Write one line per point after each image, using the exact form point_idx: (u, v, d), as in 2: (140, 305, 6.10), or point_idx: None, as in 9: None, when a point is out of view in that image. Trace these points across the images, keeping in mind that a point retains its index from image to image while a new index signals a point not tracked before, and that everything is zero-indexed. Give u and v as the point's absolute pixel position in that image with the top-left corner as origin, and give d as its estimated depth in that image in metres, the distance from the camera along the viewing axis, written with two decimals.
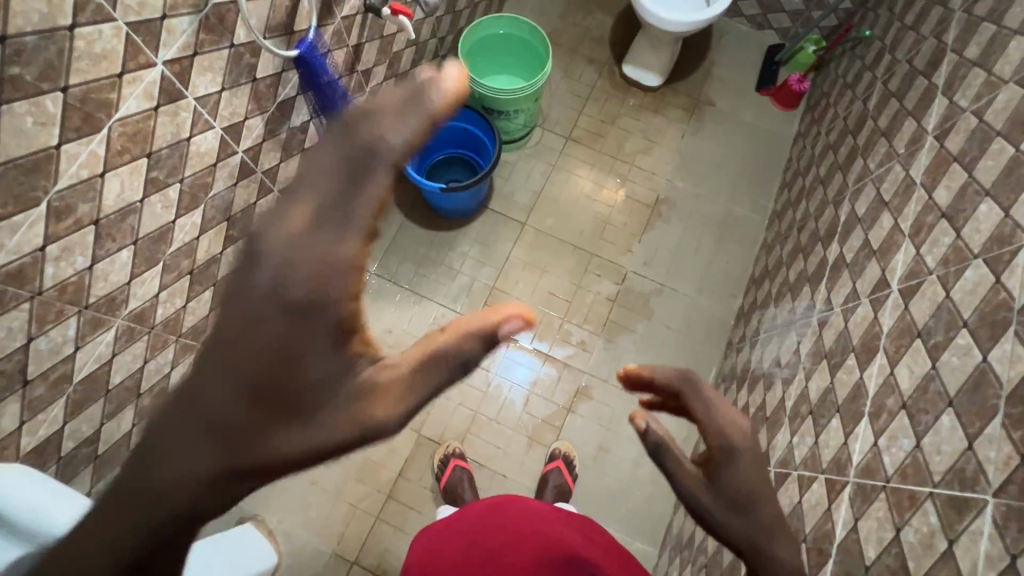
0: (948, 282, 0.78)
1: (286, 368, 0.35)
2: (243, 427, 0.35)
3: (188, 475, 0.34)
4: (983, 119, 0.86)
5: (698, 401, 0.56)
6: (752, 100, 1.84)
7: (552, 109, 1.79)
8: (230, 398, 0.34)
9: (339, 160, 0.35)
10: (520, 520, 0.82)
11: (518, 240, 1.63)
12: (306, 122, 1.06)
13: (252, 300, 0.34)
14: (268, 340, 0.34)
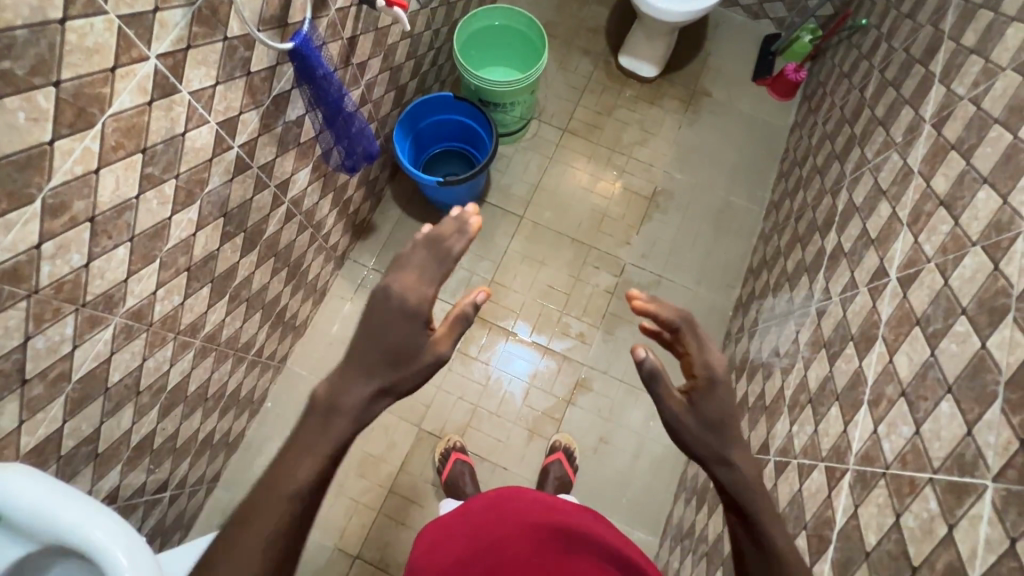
0: (946, 270, 0.78)
1: (396, 344, 0.70)
2: (376, 374, 0.69)
3: (353, 404, 0.68)
4: (980, 106, 0.86)
5: (689, 337, 0.76)
6: (749, 90, 1.84)
7: (548, 101, 1.78)
8: (371, 362, 0.69)
9: (424, 257, 0.79)
10: (528, 514, 0.82)
11: (516, 233, 1.63)
12: (302, 116, 1.05)
13: (384, 314, 0.72)
14: (390, 333, 0.71)
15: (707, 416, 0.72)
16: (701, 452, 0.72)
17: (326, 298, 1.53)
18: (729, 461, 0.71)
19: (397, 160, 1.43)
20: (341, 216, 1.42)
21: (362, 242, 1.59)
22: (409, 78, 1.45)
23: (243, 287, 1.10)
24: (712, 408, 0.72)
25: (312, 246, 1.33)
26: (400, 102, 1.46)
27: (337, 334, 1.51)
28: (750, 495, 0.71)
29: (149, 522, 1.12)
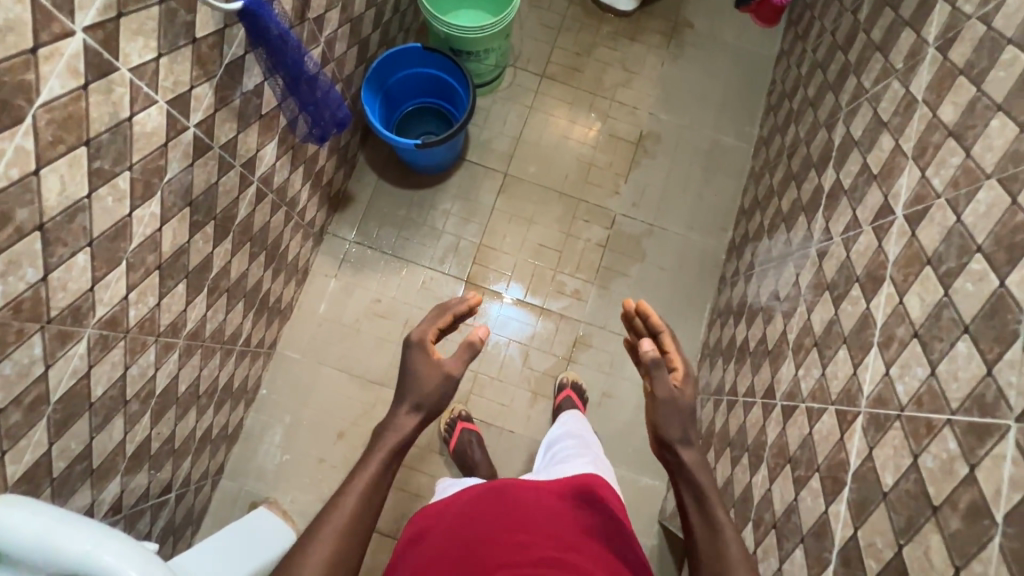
0: (958, 206, 0.76)
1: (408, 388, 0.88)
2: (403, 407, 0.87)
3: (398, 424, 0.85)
4: (991, 26, 0.81)
5: (669, 339, 0.97)
6: (731, 18, 1.73)
7: (522, 44, 1.66)
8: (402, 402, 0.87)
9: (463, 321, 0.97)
10: (522, 505, 0.81)
11: (501, 192, 1.55)
12: (262, 85, 0.94)
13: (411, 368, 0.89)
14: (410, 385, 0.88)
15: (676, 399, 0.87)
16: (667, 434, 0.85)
17: (309, 276, 1.46)
18: (690, 441, 0.85)
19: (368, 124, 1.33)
20: (314, 190, 1.32)
21: (339, 214, 1.51)
22: (372, 29, 1.32)
23: (221, 278, 1.03)
24: (677, 406, 0.87)
25: (288, 226, 1.25)
26: (364, 58, 1.34)
27: (326, 314, 1.45)
28: (703, 471, 0.83)
29: (159, 523, 1.10)
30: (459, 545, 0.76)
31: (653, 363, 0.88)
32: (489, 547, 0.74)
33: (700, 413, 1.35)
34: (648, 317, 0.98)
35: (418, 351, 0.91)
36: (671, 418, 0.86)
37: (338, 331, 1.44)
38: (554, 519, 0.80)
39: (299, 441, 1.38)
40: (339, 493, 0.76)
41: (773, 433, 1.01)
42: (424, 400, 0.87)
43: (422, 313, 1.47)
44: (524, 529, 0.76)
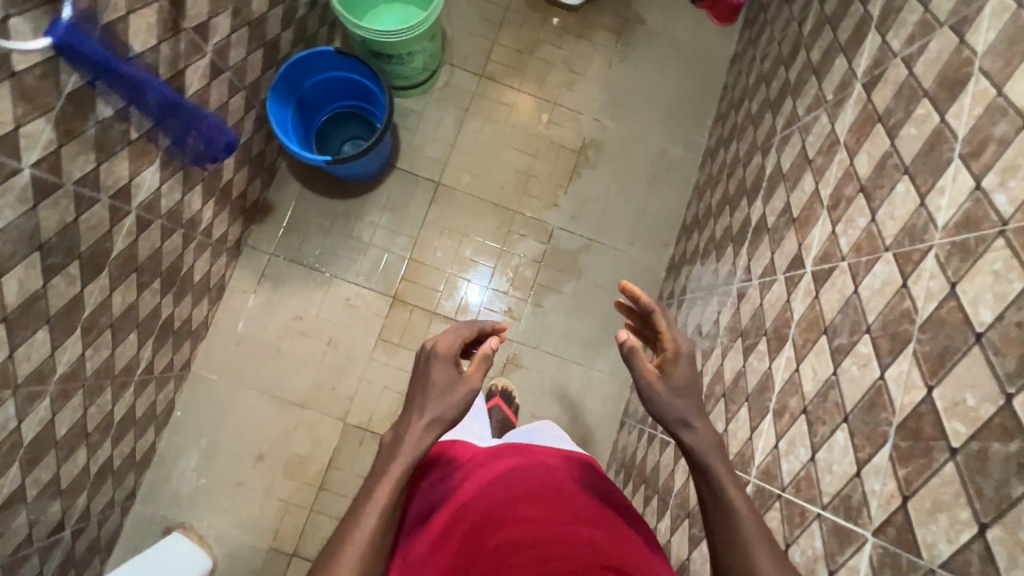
0: (858, 274, 0.71)
1: (418, 391, 0.81)
2: (413, 407, 0.79)
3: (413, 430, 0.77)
4: (912, 71, 0.75)
5: (662, 319, 0.84)
6: (686, 15, 1.63)
7: (458, 40, 1.55)
8: (416, 407, 0.79)
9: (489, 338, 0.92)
10: (548, 490, 0.81)
11: (433, 200, 1.48)
12: (126, 110, 0.85)
13: (424, 369, 0.82)
14: (423, 386, 0.81)
15: (676, 385, 0.76)
16: (666, 416, 0.75)
17: (226, 292, 1.40)
18: (690, 423, 0.73)
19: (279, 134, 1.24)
20: (221, 206, 1.24)
21: (258, 226, 1.43)
22: (281, 29, 1.22)
23: (100, 315, 0.97)
24: (662, 395, 0.75)
25: (188, 247, 1.17)
26: (274, 61, 1.24)
27: (244, 333, 1.39)
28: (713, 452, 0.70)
29: (52, 563, 1.06)
30: (463, 515, 0.77)
31: (629, 351, 0.76)
32: (494, 516, 0.75)
33: (625, 439, 1.33)
34: (636, 296, 0.84)
35: (444, 364, 0.81)
36: (671, 401, 0.74)
37: (258, 349, 1.39)
38: (554, 489, 0.82)
39: (217, 464, 1.34)
40: (355, 513, 0.70)
41: (679, 482, 0.99)
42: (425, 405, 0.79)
43: (348, 331, 1.42)
44: (528, 498, 0.78)
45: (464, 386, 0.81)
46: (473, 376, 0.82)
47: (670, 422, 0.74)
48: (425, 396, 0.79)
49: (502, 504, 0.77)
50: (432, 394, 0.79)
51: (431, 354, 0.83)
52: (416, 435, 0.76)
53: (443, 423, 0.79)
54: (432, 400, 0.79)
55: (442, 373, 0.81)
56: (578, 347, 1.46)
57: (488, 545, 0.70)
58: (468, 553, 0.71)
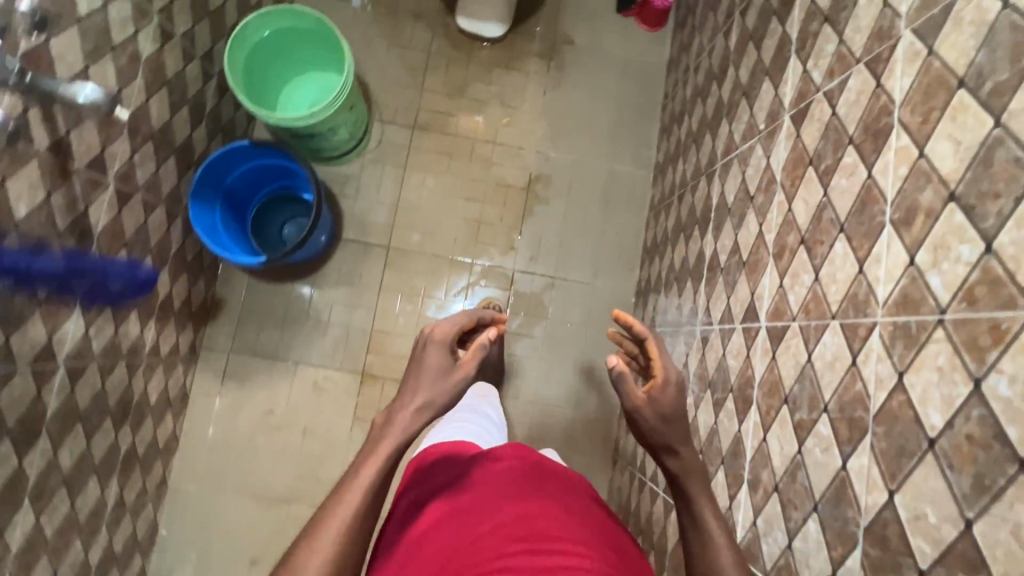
0: (809, 340, 0.67)
1: (416, 371, 0.79)
2: (413, 386, 0.77)
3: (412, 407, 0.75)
4: (835, 111, 0.70)
5: (655, 347, 0.85)
6: (615, 26, 1.57)
7: (383, 94, 1.49)
8: (414, 387, 0.77)
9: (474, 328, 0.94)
10: (548, 485, 0.74)
11: (386, 266, 1.43)
12: (35, 291, 0.82)
13: (424, 349, 0.81)
14: (422, 366, 0.79)
15: (664, 412, 0.77)
16: (654, 441, 0.77)
17: (190, 399, 1.35)
18: (676, 450, 0.75)
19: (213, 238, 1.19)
20: (164, 321, 1.20)
21: (211, 325, 1.38)
22: (190, 128, 1.16)
23: (50, 478, 0.92)
24: (648, 422, 0.77)
25: (136, 372, 1.13)
26: (190, 161, 1.18)
27: (215, 437, 1.35)
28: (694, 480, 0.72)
29: None
30: (452, 507, 0.71)
31: (619, 376, 0.78)
32: (484, 509, 0.68)
33: (619, 480, 1.31)
34: (630, 324, 0.88)
35: (440, 348, 0.80)
36: (658, 427, 0.77)
37: (233, 451, 1.35)
38: (560, 487, 0.74)
39: None
40: (341, 489, 0.68)
41: (672, 542, 0.97)
42: (417, 385, 0.77)
43: (321, 417, 1.38)
44: (525, 493, 0.70)
45: (461, 373, 0.80)
46: (474, 356, 0.81)
47: (658, 448, 0.77)
48: (423, 375, 0.78)
49: (495, 495, 0.70)
50: (427, 377, 0.77)
51: (428, 342, 0.81)
52: (405, 419, 0.73)
53: (431, 410, 0.76)
54: (428, 381, 0.77)
55: (439, 356, 0.79)
56: (559, 390, 1.43)
57: (470, 539, 0.64)
58: (450, 546, 0.65)
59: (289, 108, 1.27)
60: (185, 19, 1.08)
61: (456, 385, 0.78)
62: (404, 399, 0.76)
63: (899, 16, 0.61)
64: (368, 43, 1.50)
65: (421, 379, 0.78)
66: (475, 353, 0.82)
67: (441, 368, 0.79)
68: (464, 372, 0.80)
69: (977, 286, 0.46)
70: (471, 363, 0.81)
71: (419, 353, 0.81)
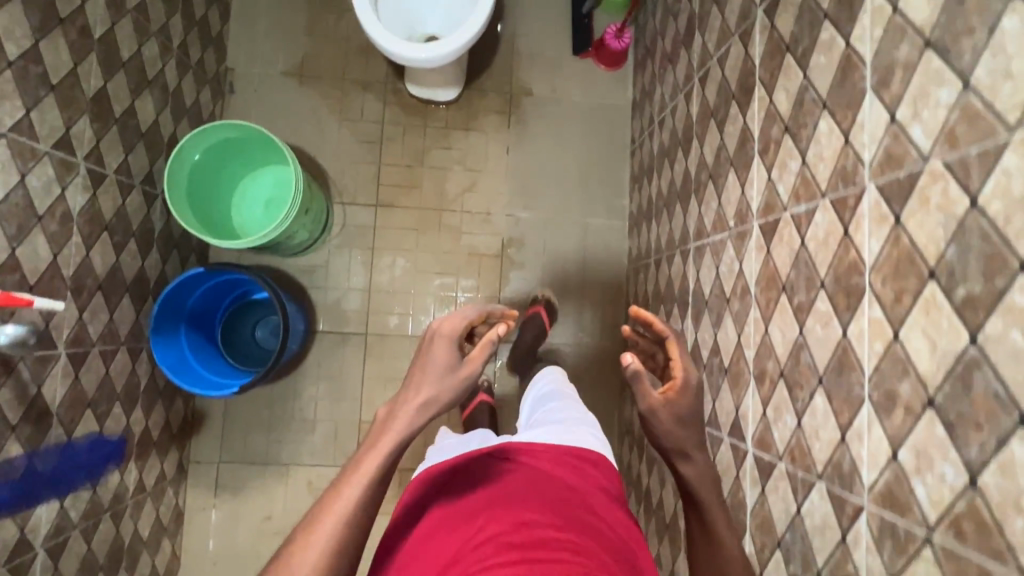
0: (797, 491, 0.65)
1: (422, 362, 0.70)
2: (419, 377, 0.69)
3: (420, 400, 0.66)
4: (804, 244, 0.67)
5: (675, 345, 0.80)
6: (572, 70, 1.50)
7: (340, 173, 1.43)
8: (421, 380, 0.68)
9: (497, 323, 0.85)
10: (554, 489, 0.66)
11: (366, 353, 1.40)
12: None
13: (431, 340, 0.72)
14: (428, 358, 0.70)
15: (680, 413, 0.73)
16: (668, 446, 0.73)
17: (185, 516, 1.33)
18: (689, 454, 0.72)
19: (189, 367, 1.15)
20: (146, 455, 1.17)
21: (195, 438, 1.35)
22: (138, 258, 1.10)
23: None
24: (662, 424, 0.73)
25: (125, 516, 1.10)
26: (145, 290, 1.14)
27: (216, 550, 1.33)
28: (706, 485, 0.71)
29: None
30: (454, 509, 0.64)
31: (634, 375, 0.73)
32: (485, 514, 0.61)
33: None
34: (648, 321, 0.83)
35: (447, 342, 0.72)
36: (674, 430, 0.72)
37: (236, 563, 1.33)
38: (573, 494, 0.66)
39: None
40: (339, 480, 0.61)
41: None
42: (418, 382, 0.68)
43: None
44: (532, 501, 0.62)
45: (468, 369, 0.71)
46: (484, 349, 0.73)
47: (671, 451, 0.73)
48: (429, 366, 0.69)
49: (497, 500, 0.63)
50: (432, 372, 0.69)
51: (435, 332, 0.72)
52: (406, 420, 0.65)
53: (438, 405, 0.67)
54: (433, 376, 0.69)
55: (446, 350, 0.71)
56: None
57: (467, 548, 0.57)
58: (447, 554, 0.58)
59: (242, 214, 1.22)
60: (115, 153, 1.02)
61: (462, 381, 0.70)
62: (406, 394, 0.68)
63: (862, 162, 0.57)
64: (317, 121, 1.44)
65: (428, 371, 0.69)
66: (487, 345, 0.73)
67: (448, 362, 0.70)
68: (471, 367, 0.71)
69: (963, 520, 0.44)
70: (478, 357, 0.72)
71: (425, 343, 0.72)
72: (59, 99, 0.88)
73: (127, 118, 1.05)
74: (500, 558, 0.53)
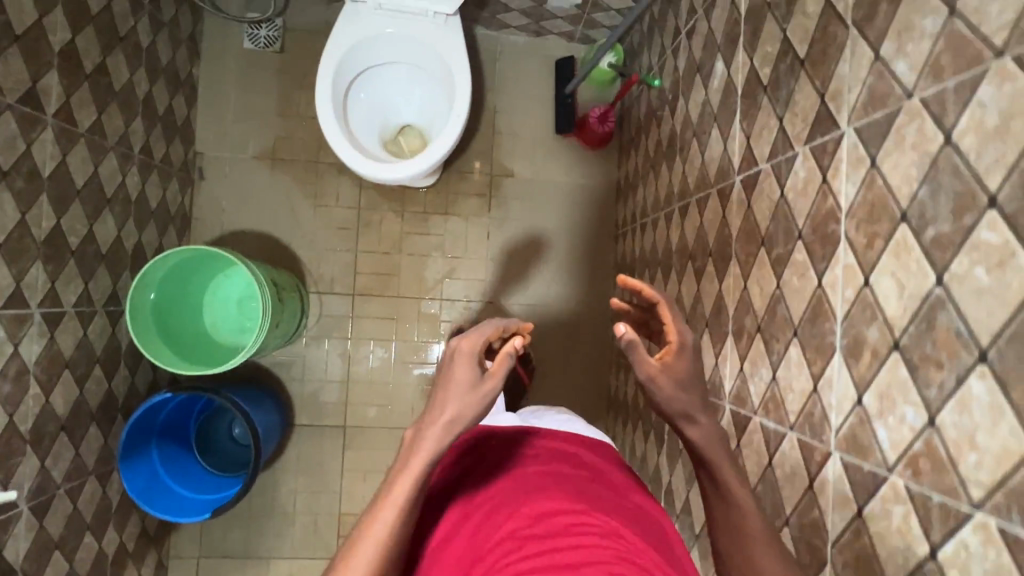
0: None
1: (443, 376, 0.61)
2: (440, 394, 0.60)
3: (444, 415, 0.58)
4: (771, 465, 0.65)
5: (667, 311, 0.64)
6: (554, 150, 1.45)
7: (316, 262, 1.40)
8: (443, 400, 0.59)
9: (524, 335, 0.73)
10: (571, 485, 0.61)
11: (346, 445, 1.39)
12: None
13: (449, 356, 0.62)
14: (447, 373, 0.61)
15: (681, 380, 0.60)
16: (671, 411, 0.60)
17: None
18: (695, 417, 0.60)
19: (163, 480, 1.15)
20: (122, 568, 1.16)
21: (174, 533, 1.35)
22: (105, 381, 1.08)
23: None
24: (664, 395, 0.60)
25: None
26: (114, 408, 1.12)
27: None
28: (718, 449, 0.59)
29: None
30: (475, 510, 0.59)
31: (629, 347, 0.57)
32: (503, 510, 0.56)
33: None
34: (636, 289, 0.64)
35: (467, 360, 0.61)
36: (674, 395, 0.60)
37: None
38: (588, 482, 0.63)
39: None
40: (373, 505, 0.56)
41: None
42: (441, 404, 0.59)
43: None
44: (545, 487, 0.58)
45: (490, 386, 0.60)
46: (506, 362, 0.62)
47: (672, 416, 0.61)
48: (450, 382, 0.60)
49: (516, 494, 0.58)
50: (454, 391, 0.59)
51: (454, 351, 0.62)
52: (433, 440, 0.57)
53: (462, 426, 0.59)
54: (455, 391, 0.59)
55: (467, 369, 0.60)
56: None
57: (487, 545, 0.52)
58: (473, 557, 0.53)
59: (213, 313, 1.16)
60: (74, 287, 0.99)
61: (489, 393, 0.60)
62: (431, 415, 0.59)
63: (828, 423, 0.55)
64: (291, 207, 1.40)
65: (447, 388, 0.60)
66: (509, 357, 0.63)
67: (467, 377, 0.60)
68: (494, 380, 0.61)
69: None
70: (501, 368, 0.61)
71: (444, 362, 0.62)
72: (7, 256, 0.84)
73: (85, 245, 1.02)
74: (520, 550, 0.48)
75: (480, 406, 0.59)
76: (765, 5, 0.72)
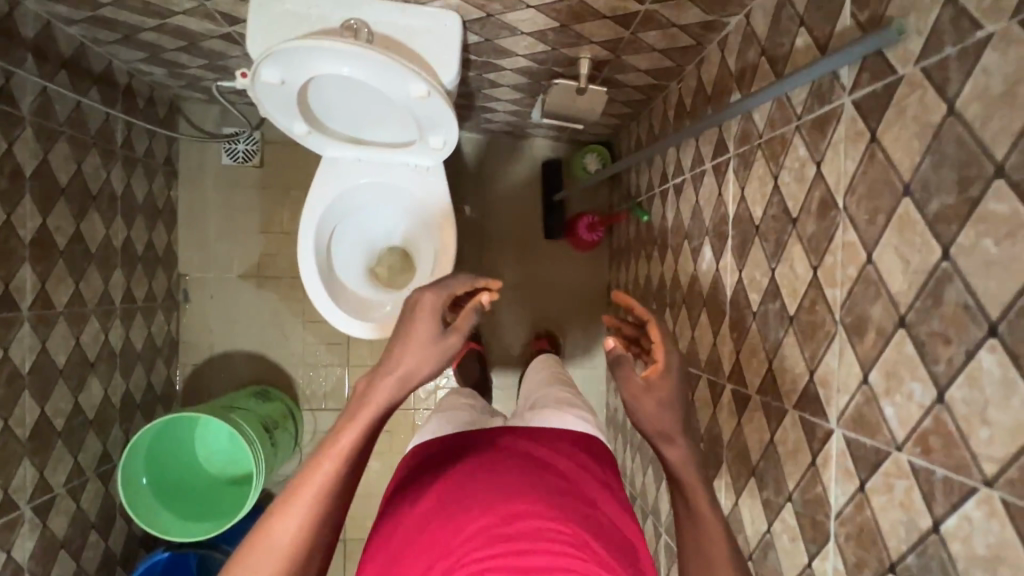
0: None
1: (402, 321, 0.58)
2: (397, 339, 0.57)
3: (402, 364, 0.55)
4: None
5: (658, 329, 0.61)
6: (544, 253, 1.43)
7: (307, 378, 1.39)
8: (400, 345, 0.56)
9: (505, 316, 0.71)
10: (540, 474, 0.57)
11: (345, 562, 1.39)
12: None
13: (409, 304, 0.59)
14: (406, 317, 0.58)
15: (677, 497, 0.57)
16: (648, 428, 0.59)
17: None
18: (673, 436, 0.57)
19: None
20: None
21: None
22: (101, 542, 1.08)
23: None
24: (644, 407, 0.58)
25: None
26: (112, 563, 1.12)
27: None
28: (693, 471, 0.57)
29: None
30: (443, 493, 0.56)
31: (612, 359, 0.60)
32: (467, 501, 0.53)
33: None
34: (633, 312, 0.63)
35: (425, 313, 0.57)
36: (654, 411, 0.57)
37: None
38: (560, 474, 0.59)
39: None
40: (317, 454, 0.52)
41: None
42: (399, 352, 0.56)
43: None
44: (516, 484, 0.54)
45: (452, 336, 0.57)
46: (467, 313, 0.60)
47: (652, 435, 0.59)
48: (406, 326, 0.57)
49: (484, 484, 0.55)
50: (413, 340, 0.56)
51: (416, 303, 0.58)
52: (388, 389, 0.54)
53: (416, 381, 0.56)
54: (412, 334, 0.56)
55: (425, 321, 0.57)
56: None
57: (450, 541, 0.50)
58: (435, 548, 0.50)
59: (207, 443, 1.15)
60: (63, 467, 0.98)
61: (449, 339, 0.57)
62: (386, 365, 0.56)
63: None
64: (278, 324, 1.38)
65: (406, 331, 0.57)
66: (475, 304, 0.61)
67: (427, 320, 0.57)
68: (456, 327, 0.58)
69: None
70: (462, 317, 0.59)
71: (405, 314, 0.58)
72: None
73: (72, 420, 1.00)
74: (489, 550, 0.46)
75: (429, 354, 0.56)
76: (753, 224, 0.70)
